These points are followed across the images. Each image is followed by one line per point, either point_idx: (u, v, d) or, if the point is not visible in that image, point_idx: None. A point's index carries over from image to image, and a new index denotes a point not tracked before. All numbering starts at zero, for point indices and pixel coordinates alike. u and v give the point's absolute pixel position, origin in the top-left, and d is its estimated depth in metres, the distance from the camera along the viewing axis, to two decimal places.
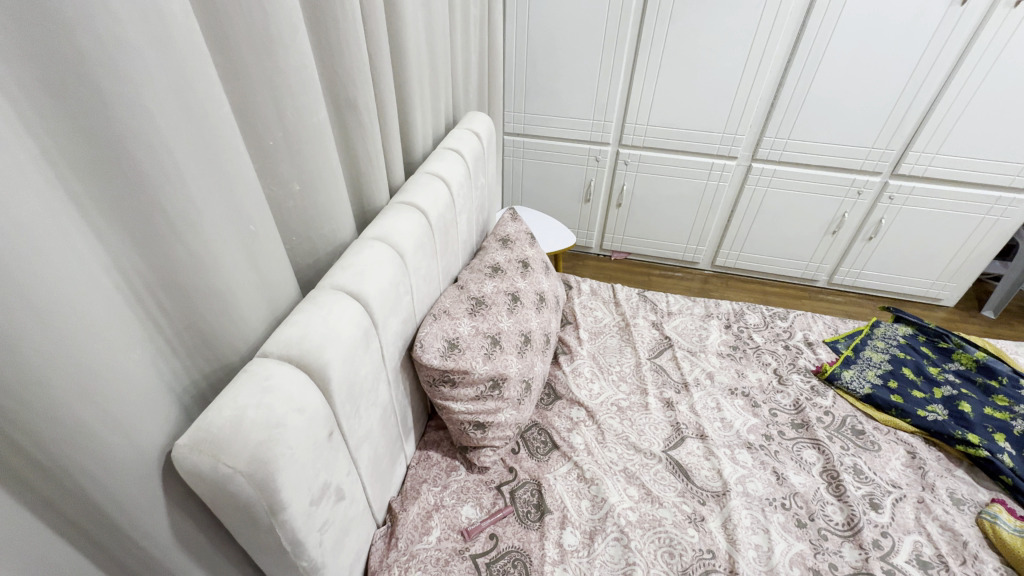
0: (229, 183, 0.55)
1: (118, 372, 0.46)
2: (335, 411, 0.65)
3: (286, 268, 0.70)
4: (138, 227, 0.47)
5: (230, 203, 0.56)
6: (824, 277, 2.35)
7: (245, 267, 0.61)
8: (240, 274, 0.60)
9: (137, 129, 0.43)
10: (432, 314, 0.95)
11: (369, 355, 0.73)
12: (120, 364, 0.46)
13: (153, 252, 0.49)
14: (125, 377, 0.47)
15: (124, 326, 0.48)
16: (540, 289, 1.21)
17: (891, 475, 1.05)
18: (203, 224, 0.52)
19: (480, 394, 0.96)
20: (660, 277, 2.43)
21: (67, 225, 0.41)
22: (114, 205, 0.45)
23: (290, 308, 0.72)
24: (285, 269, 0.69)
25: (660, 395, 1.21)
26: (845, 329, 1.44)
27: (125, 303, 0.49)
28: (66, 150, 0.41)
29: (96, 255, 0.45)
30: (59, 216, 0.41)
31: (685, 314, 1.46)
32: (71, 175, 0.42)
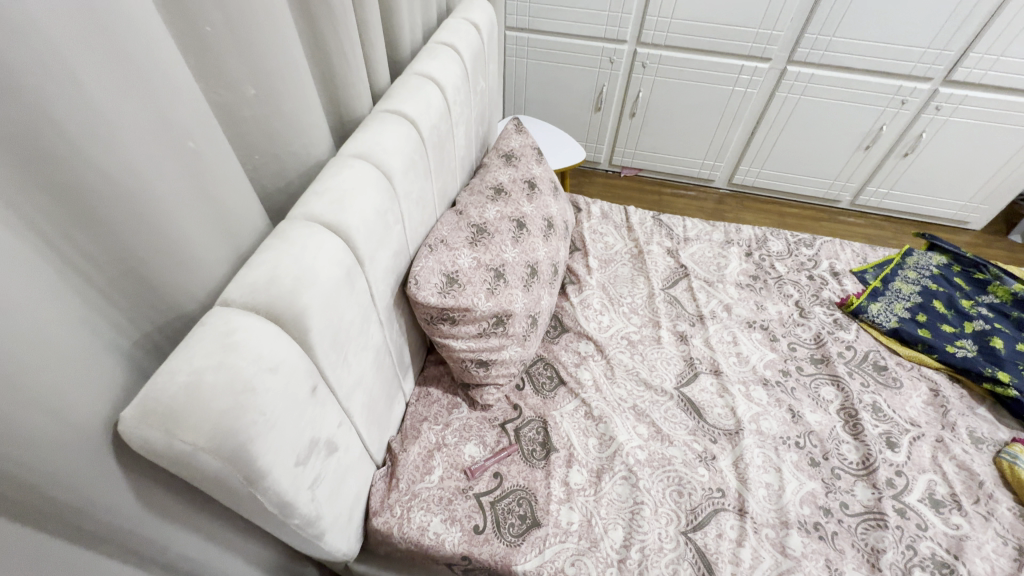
0: (139, 66, 0.40)
1: (27, 336, 0.36)
2: (317, 363, 0.57)
3: (244, 188, 0.57)
4: (27, 148, 0.34)
5: (147, 95, 0.41)
6: (847, 198, 2.20)
7: (190, 194, 0.48)
8: (184, 203, 0.47)
9: None
10: (428, 245, 0.84)
11: (356, 297, 0.63)
12: (27, 328, 0.36)
13: (54, 178, 0.36)
14: (39, 342, 0.37)
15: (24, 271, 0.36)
16: (548, 214, 1.08)
17: (911, 413, 1.01)
18: (116, 139, 0.39)
19: (482, 332, 0.88)
20: (672, 195, 2.27)
21: None
22: None
23: (256, 241, 0.60)
24: (243, 188, 0.56)
25: (673, 328, 1.13)
26: (874, 258, 1.33)
27: (20, 240, 0.36)
28: None
29: None
30: None
31: (703, 241, 1.34)
32: None
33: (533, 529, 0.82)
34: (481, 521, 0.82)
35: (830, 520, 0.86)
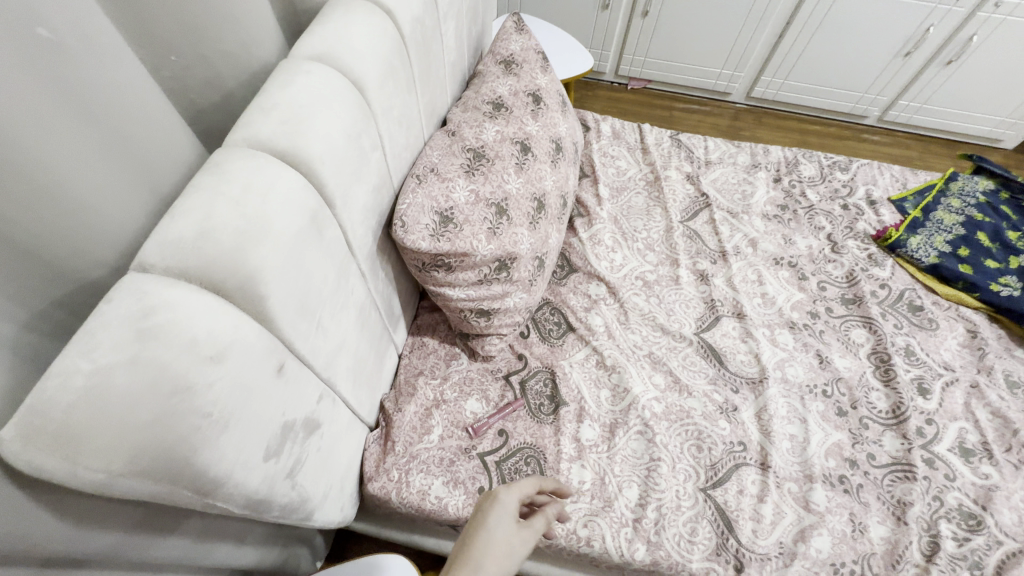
0: None
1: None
2: (281, 337, 0.45)
3: (152, 98, 0.41)
4: None
5: None
6: (875, 114, 2.01)
7: (66, 114, 0.33)
8: (58, 128, 0.32)
9: None
10: (415, 176, 0.69)
11: (328, 249, 0.50)
12: None
13: None
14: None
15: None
16: (556, 134, 0.92)
17: (945, 357, 0.94)
18: None
19: (483, 278, 0.76)
20: (684, 110, 2.05)
21: None
22: None
23: (184, 178, 0.45)
24: (150, 98, 0.40)
25: (693, 266, 1.02)
26: (914, 183, 1.20)
27: None
28: None
29: None
30: None
31: (726, 165, 1.19)
32: None
33: None
34: (487, 483, 0.76)
35: (856, 472, 0.81)
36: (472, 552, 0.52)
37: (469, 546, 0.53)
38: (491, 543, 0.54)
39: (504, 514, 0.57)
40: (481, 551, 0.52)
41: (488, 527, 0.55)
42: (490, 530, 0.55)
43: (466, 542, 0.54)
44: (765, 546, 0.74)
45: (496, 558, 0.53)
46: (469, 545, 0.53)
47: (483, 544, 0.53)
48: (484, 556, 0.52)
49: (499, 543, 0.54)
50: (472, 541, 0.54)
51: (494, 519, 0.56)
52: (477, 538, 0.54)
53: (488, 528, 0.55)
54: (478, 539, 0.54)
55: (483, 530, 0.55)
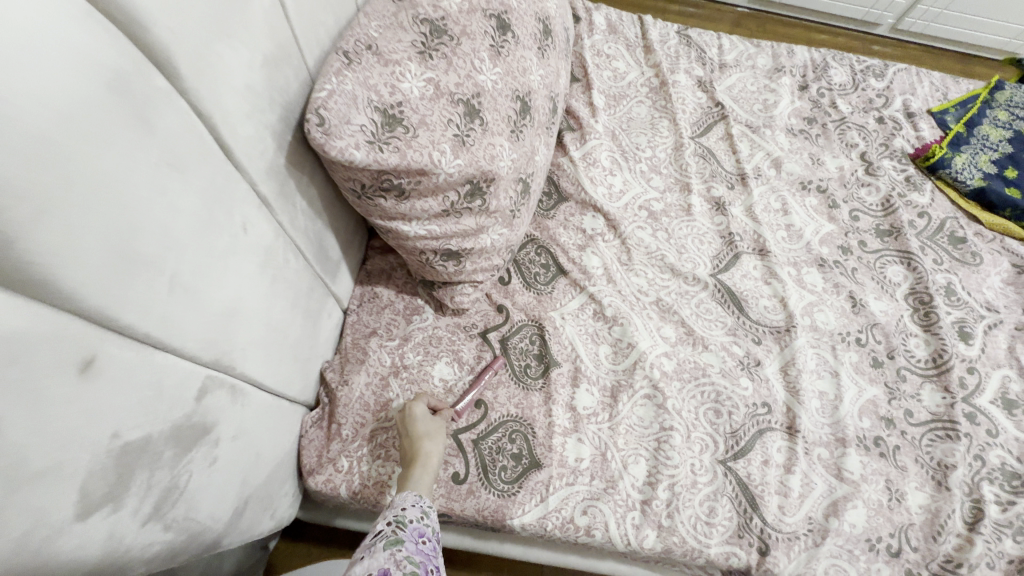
0: None
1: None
2: (77, 309, 0.25)
3: None
4: None
5: None
6: (888, 22, 1.79)
7: None
8: None
9: None
10: (342, 53, 0.46)
11: (166, 149, 0.29)
12: None
13: None
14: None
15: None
16: (543, 12, 0.69)
17: (988, 296, 0.81)
18: None
19: (449, 208, 0.56)
20: (680, 13, 1.78)
21: None
22: None
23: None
24: None
25: (706, 193, 0.84)
26: (955, 94, 1.03)
27: None
28: None
29: None
30: None
31: (744, 68, 0.98)
32: None
33: (531, 472, 0.61)
34: (463, 468, 0.60)
35: (892, 432, 0.70)
36: (419, 432, 0.56)
37: (412, 432, 0.56)
38: (430, 420, 0.57)
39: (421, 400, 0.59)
40: (427, 427, 0.56)
41: (418, 411, 0.58)
42: (422, 410, 0.58)
43: (408, 431, 0.56)
44: (792, 523, 0.63)
45: (437, 426, 0.58)
46: (413, 427, 0.56)
47: (425, 422, 0.57)
48: (432, 427, 0.57)
49: (434, 417, 0.58)
50: (413, 426, 0.56)
51: (417, 404, 0.58)
52: (413, 423, 0.57)
53: (418, 411, 0.58)
54: (418, 422, 0.56)
55: (416, 414, 0.57)
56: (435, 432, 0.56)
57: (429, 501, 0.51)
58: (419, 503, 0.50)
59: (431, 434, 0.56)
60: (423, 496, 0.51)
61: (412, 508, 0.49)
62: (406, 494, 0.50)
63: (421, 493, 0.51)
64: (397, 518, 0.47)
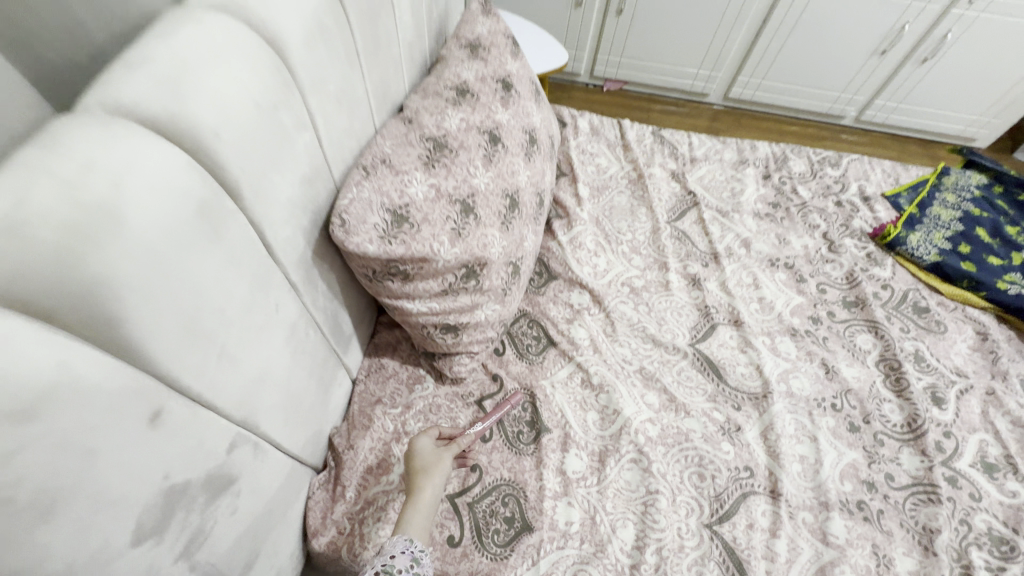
0: None
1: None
2: (155, 373, 0.33)
3: None
4: None
5: None
6: (851, 114, 1.98)
7: None
8: None
9: None
10: (362, 168, 0.58)
11: (229, 251, 0.38)
12: None
13: None
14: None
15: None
16: (529, 125, 0.82)
17: (957, 362, 0.86)
18: None
19: (448, 288, 0.65)
20: (661, 112, 2.00)
21: None
22: None
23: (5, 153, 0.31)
24: None
25: (683, 270, 0.93)
26: (907, 179, 1.14)
27: None
28: None
29: None
30: None
31: (712, 161, 1.11)
32: None
33: (522, 535, 0.64)
34: (457, 531, 0.63)
35: (875, 496, 0.72)
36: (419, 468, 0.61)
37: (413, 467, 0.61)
38: (430, 455, 0.62)
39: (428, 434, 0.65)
40: (425, 461, 0.61)
41: (419, 447, 0.63)
42: (424, 446, 0.63)
43: (409, 466, 0.61)
44: None
45: (439, 459, 0.62)
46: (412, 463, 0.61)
47: (424, 457, 0.61)
48: (430, 462, 0.61)
49: (435, 451, 0.63)
50: (413, 461, 0.61)
51: (421, 441, 0.63)
52: (415, 458, 0.62)
53: (421, 447, 0.63)
54: (417, 458, 0.61)
55: (417, 451, 0.62)
56: (432, 467, 0.61)
57: (420, 547, 0.54)
58: (408, 550, 0.53)
59: (427, 469, 0.60)
60: (413, 541, 0.54)
61: (400, 555, 0.52)
62: (396, 540, 0.54)
63: (411, 538, 0.54)
64: (385, 567, 0.50)
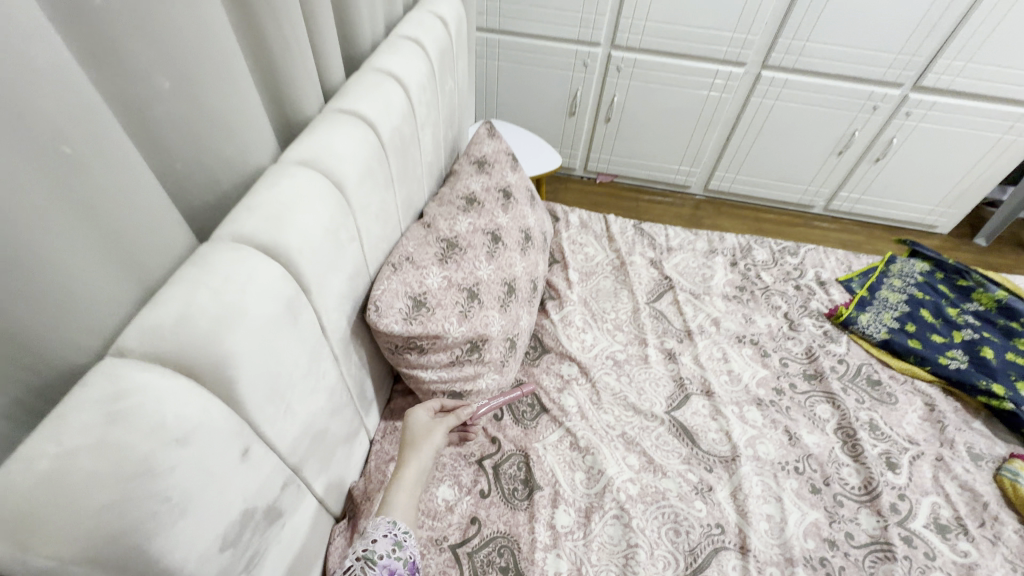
0: None
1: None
2: (248, 420, 0.46)
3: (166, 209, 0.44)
4: None
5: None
6: (820, 203, 2.20)
7: (84, 223, 0.37)
8: (72, 232, 0.36)
9: None
10: (391, 264, 0.74)
11: (302, 332, 0.53)
12: None
13: None
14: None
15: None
16: (525, 225, 1.00)
17: (908, 430, 0.96)
18: None
19: (455, 360, 0.78)
20: (649, 202, 2.23)
21: None
22: None
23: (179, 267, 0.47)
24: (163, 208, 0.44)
25: (660, 345, 1.06)
26: (859, 266, 1.30)
27: None
28: None
29: None
30: None
31: (686, 250, 1.28)
32: None
33: None
34: None
35: (836, 554, 0.79)
36: (411, 443, 0.72)
37: (406, 439, 0.72)
38: (418, 430, 0.73)
39: (424, 408, 0.76)
40: (415, 437, 0.72)
41: (411, 423, 0.74)
42: (415, 421, 0.74)
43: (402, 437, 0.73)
44: None
45: (429, 435, 0.73)
46: (404, 439, 0.72)
47: (412, 432, 0.73)
48: (417, 437, 0.72)
49: (425, 428, 0.73)
50: (405, 434, 0.73)
51: (413, 417, 0.74)
52: (409, 433, 0.73)
53: (412, 422, 0.74)
54: (407, 433, 0.72)
55: (408, 425, 0.73)
56: (418, 443, 0.71)
57: (400, 531, 0.62)
58: (389, 537, 0.61)
59: (413, 444, 0.71)
60: (394, 523, 0.62)
61: (381, 543, 0.60)
62: (379, 526, 0.62)
63: (394, 520, 0.63)
64: (367, 555, 0.59)
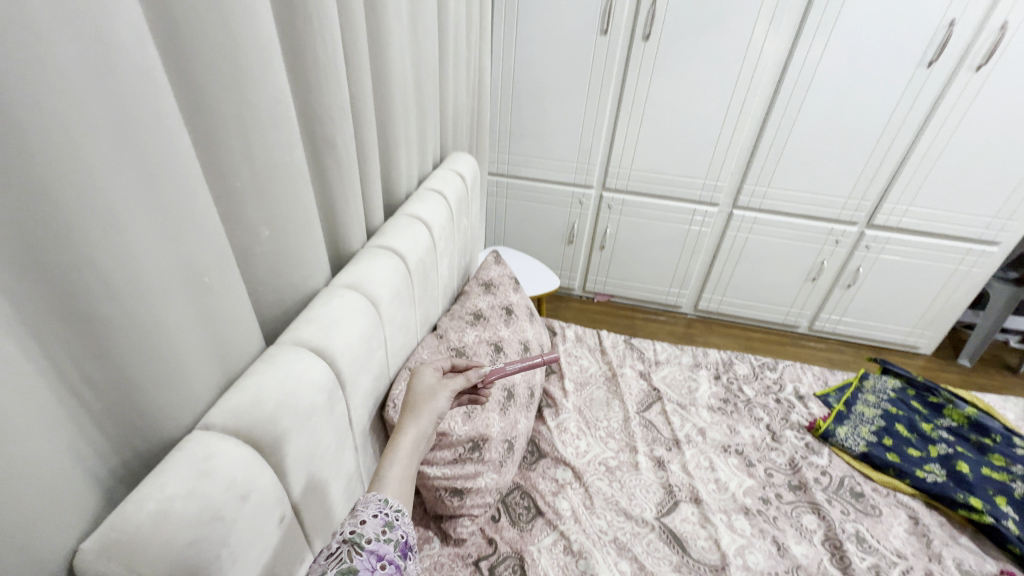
0: (182, 224, 0.45)
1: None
2: (287, 492, 0.56)
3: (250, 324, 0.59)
4: (64, 292, 0.37)
5: (182, 247, 0.46)
6: (805, 324, 2.35)
7: (202, 330, 0.51)
8: (195, 338, 0.50)
9: (69, 176, 0.35)
10: (408, 368, 0.87)
11: (335, 421, 0.64)
12: (34, 455, 0.37)
13: (84, 319, 0.39)
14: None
15: (13, 384, 0.35)
16: (524, 337, 1.14)
17: (896, 544, 0.99)
18: (145, 285, 0.42)
19: (458, 457, 0.87)
20: (643, 319, 2.40)
21: None
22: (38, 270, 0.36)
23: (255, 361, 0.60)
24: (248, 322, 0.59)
25: (650, 453, 1.13)
26: (835, 381, 1.40)
27: (42, 376, 0.38)
28: None
29: (11, 335, 0.36)
30: None
31: (672, 364, 1.40)
32: None
33: None
34: None
35: None
36: (411, 408, 0.73)
37: (409, 402, 0.74)
38: (420, 393, 0.75)
39: (427, 373, 0.79)
40: (416, 401, 0.74)
41: (414, 387, 0.76)
42: (417, 386, 0.76)
43: (404, 401, 0.75)
44: None
45: (430, 399, 0.75)
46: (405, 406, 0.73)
47: (414, 397, 0.75)
48: (417, 401, 0.74)
49: (427, 391, 0.75)
50: (407, 399, 0.74)
51: (417, 382, 0.77)
52: (411, 396, 0.75)
53: (415, 387, 0.76)
54: (409, 399, 0.74)
55: (411, 390, 0.75)
56: (418, 407, 0.73)
57: (389, 512, 0.59)
58: (378, 519, 0.57)
59: (412, 410, 0.73)
60: (383, 504, 0.59)
61: (370, 525, 0.56)
62: (367, 508, 0.58)
63: (382, 501, 0.60)
64: (354, 539, 0.54)
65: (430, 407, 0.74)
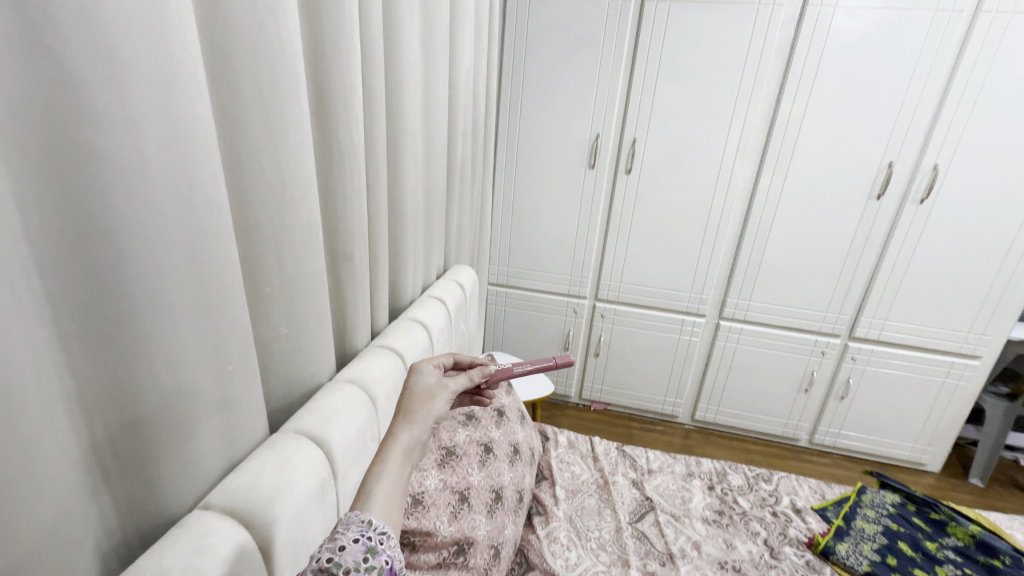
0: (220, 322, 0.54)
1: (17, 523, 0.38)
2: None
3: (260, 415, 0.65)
4: (117, 374, 0.45)
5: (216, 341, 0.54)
6: (804, 437, 2.32)
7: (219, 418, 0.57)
8: (212, 424, 0.56)
9: (147, 281, 0.45)
10: None
11: (324, 511, 0.67)
12: (60, 520, 0.42)
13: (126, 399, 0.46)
14: (28, 531, 0.39)
15: (57, 451, 0.41)
16: (514, 439, 1.17)
17: None
18: (182, 373, 0.50)
19: (442, 561, 0.85)
20: (641, 429, 2.37)
21: (50, 379, 0.41)
22: (102, 354, 0.44)
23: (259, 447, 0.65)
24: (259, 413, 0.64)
25: (643, 567, 1.09)
26: (832, 495, 1.38)
27: (80, 449, 0.45)
28: (71, 301, 0.41)
29: (67, 408, 0.43)
30: (46, 367, 0.40)
31: (665, 473, 1.40)
32: (69, 322, 0.42)
33: None
34: None
35: None
36: (405, 413, 0.72)
37: (405, 403, 0.74)
38: (417, 394, 0.75)
39: (424, 375, 0.79)
40: (409, 407, 0.73)
41: (410, 388, 0.76)
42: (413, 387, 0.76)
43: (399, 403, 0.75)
44: None
45: (425, 402, 0.74)
46: (403, 402, 0.74)
47: (409, 398, 0.75)
48: (412, 404, 0.74)
49: (423, 392, 0.76)
50: (402, 401, 0.75)
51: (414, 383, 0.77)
52: (407, 398, 0.75)
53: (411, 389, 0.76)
54: (402, 402, 0.74)
55: (406, 391, 0.76)
56: (411, 411, 0.72)
57: (370, 534, 0.56)
58: (358, 544, 0.54)
59: (405, 415, 0.72)
60: (365, 525, 0.57)
61: (348, 552, 0.53)
62: (349, 528, 0.56)
63: (365, 522, 0.57)
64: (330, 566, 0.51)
65: (425, 410, 0.73)
